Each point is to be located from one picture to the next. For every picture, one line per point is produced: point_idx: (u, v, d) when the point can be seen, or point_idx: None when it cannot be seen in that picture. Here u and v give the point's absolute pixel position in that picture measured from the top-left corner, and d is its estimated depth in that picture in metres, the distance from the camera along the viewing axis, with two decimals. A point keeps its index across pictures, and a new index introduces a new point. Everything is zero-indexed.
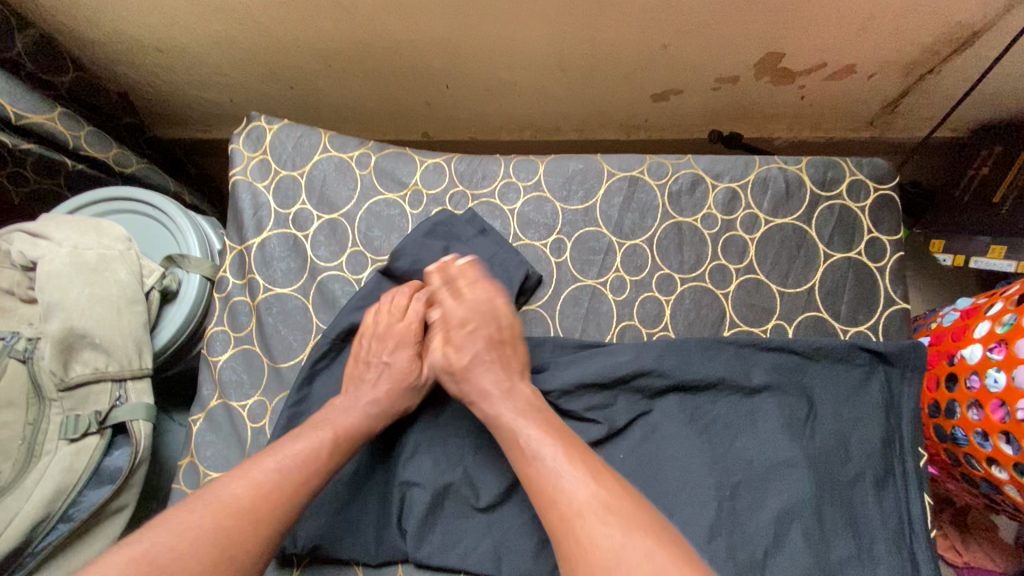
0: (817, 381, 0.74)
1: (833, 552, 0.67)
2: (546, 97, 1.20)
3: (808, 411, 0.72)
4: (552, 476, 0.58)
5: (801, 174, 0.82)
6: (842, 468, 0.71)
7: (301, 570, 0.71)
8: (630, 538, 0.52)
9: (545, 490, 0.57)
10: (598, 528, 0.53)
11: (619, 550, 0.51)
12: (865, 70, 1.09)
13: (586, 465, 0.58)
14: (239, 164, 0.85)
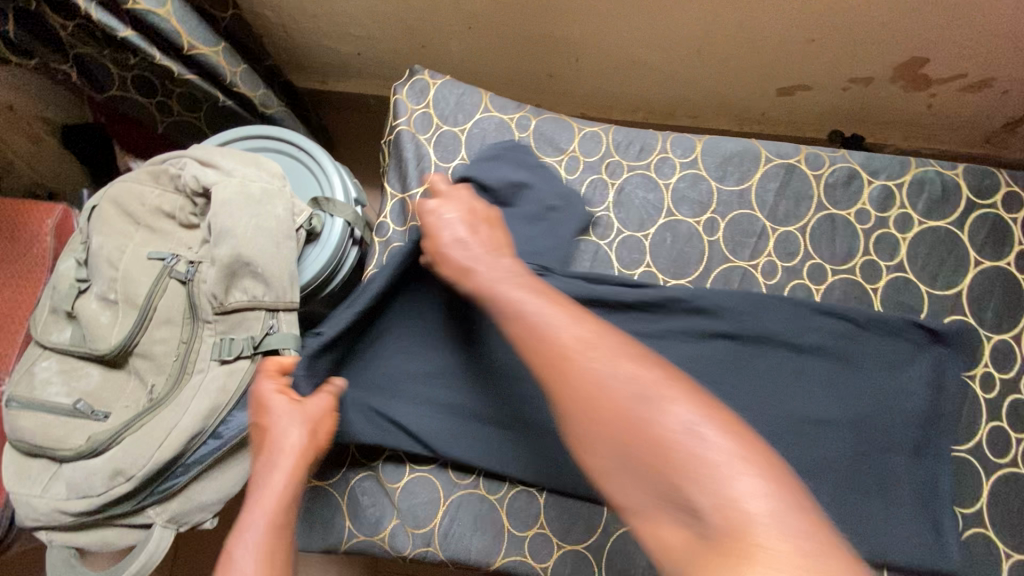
0: (863, 350, 0.73)
1: (867, 509, 0.70)
2: (671, 80, 1.20)
3: (845, 378, 0.73)
4: (592, 377, 0.49)
5: (957, 180, 0.82)
6: (880, 433, 0.71)
7: (448, 505, 0.75)
8: (720, 442, 0.43)
9: (590, 394, 0.48)
10: (709, 440, 0.43)
11: (754, 486, 0.41)
12: (1002, 85, 1.09)
13: (608, 344, 0.50)
14: (404, 114, 0.87)
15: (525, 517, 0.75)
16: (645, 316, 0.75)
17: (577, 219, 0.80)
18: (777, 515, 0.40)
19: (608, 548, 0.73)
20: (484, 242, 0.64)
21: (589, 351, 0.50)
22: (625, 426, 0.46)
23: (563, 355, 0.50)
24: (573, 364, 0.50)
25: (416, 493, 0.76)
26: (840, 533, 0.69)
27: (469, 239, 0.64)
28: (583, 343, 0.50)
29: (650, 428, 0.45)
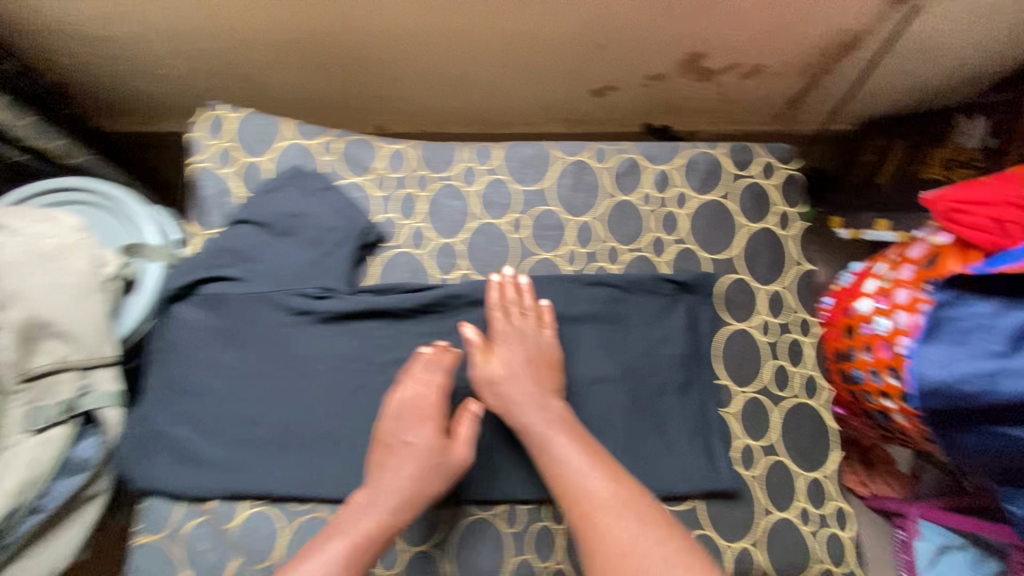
0: (630, 311, 0.85)
1: (646, 447, 0.81)
2: (494, 91, 1.28)
3: (618, 338, 0.84)
4: (590, 513, 0.66)
5: (722, 157, 0.94)
6: (648, 379, 0.83)
7: (290, 529, 0.75)
8: (643, 528, 0.65)
9: (585, 519, 0.67)
10: (615, 522, 0.65)
11: (665, 546, 0.63)
12: (771, 70, 1.26)
13: (619, 475, 0.69)
14: (200, 151, 0.88)
15: None
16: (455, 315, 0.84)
17: (365, 227, 0.84)
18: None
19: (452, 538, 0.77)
20: (535, 392, 0.75)
21: (592, 481, 0.68)
22: (597, 526, 0.66)
23: (573, 485, 0.69)
24: (579, 496, 0.68)
25: (258, 526, 0.75)
26: (628, 469, 0.79)
27: (530, 387, 0.75)
28: (594, 482, 0.68)
29: (624, 529, 0.65)
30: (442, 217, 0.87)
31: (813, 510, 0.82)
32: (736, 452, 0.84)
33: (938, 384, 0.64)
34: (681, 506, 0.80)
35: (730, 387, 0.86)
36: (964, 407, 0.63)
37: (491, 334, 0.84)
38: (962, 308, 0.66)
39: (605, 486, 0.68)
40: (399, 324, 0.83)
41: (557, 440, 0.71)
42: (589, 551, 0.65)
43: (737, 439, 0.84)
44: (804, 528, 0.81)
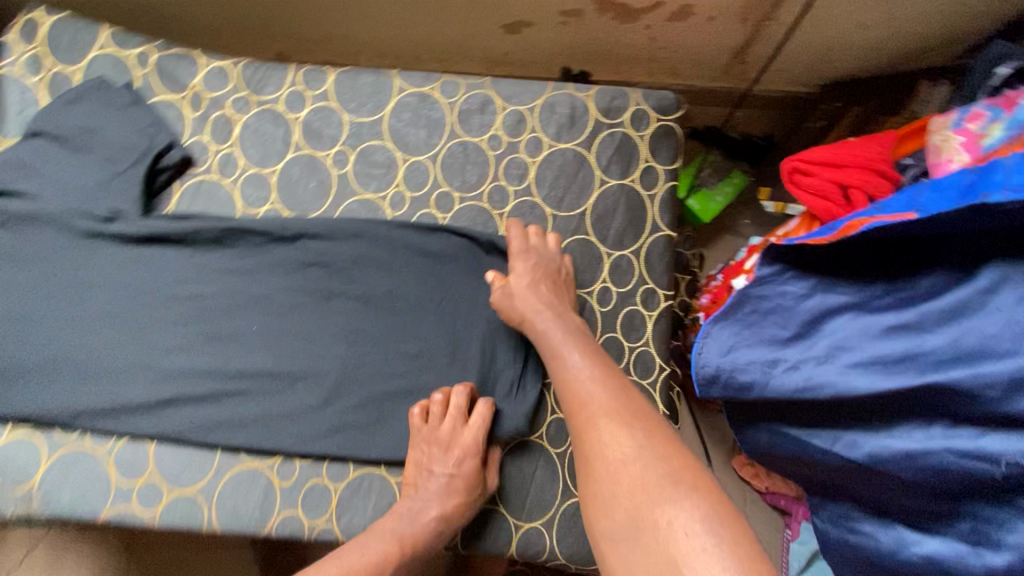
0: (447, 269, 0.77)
1: None
2: (396, 19, 1.17)
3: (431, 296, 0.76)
4: (590, 409, 0.59)
5: (588, 101, 0.83)
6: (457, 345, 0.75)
7: (51, 461, 0.72)
8: (634, 436, 0.55)
9: (580, 422, 0.59)
10: (608, 433, 0.56)
11: (632, 455, 0.54)
12: (704, 13, 1.10)
13: (608, 372, 0.63)
14: (10, 56, 0.80)
15: (134, 464, 0.72)
16: (256, 251, 0.77)
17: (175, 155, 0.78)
18: (693, 513, 0.48)
19: (219, 489, 0.72)
20: (546, 309, 0.70)
21: (587, 377, 0.62)
22: (586, 445, 0.58)
23: (572, 385, 0.62)
24: (576, 393, 0.61)
25: (18, 453, 0.72)
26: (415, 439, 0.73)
27: (535, 301, 0.70)
28: (587, 380, 0.62)
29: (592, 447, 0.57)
30: (263, 150, 0.80)
31: None
32: (546, 428, 0.76)
33: (715, 373, 0.55)
34: None
35: None
36: (742, 399, 0.55)
37: (292, 275, 0.76)
38: (773, 288, 0.55)
39: (601, 379, 0.61)
40: (193, 257, 0.76)
41: (567, 342, 0.66)
42: (583, 454, 0.58)
43: (550, 414, 0.76)
44: None
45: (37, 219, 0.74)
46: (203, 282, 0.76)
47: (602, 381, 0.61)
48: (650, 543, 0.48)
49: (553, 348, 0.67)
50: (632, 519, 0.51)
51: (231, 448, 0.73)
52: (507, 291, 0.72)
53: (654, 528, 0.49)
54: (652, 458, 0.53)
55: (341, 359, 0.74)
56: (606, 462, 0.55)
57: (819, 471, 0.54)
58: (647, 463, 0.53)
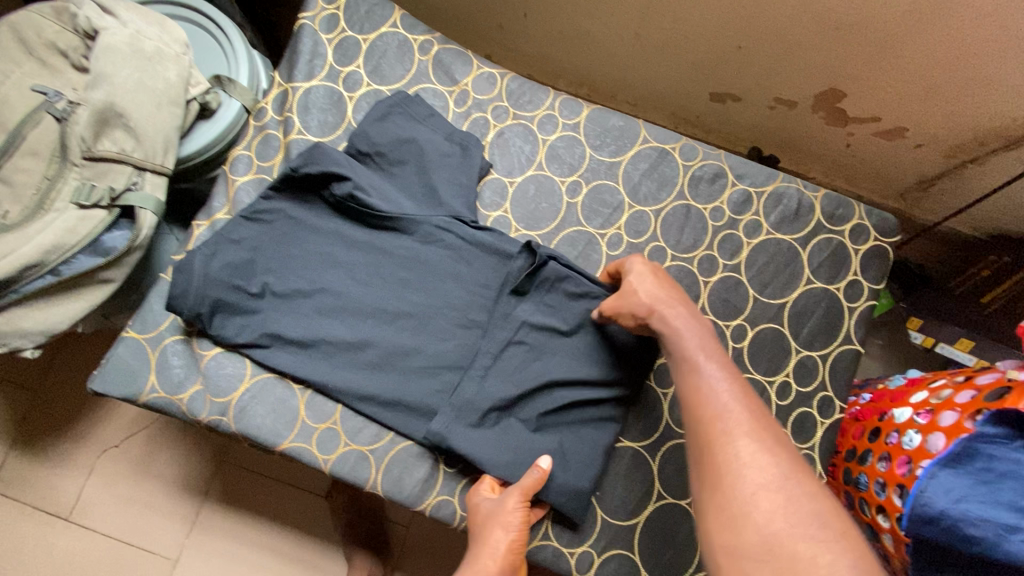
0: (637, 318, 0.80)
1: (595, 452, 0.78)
2: (613, 59, 1.23)
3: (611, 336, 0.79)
4: (726, 422, 0.57)
5: (814, 202, 0.86)
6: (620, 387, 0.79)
7: (249, 384, 0.77)
8: (773, 465, 0.53)
9: (721, 431, 0.57)
10: (750, 453, 0.54)
11: (776, 484, 0.52)
12: (914, 138, 1.12)
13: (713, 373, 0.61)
14: (311, 10, 0.87)
15: (320, 410, 0.78)
16: (482, 254, 0.81)
17: (443, 151, 0.82)
18: (839, 556, 0.47)
19: (391, 455, 0.77)
20: (667, 299, 0.69)
21: (725, 389, 0.60)
22: (705, 452, 0.56)
23: (701, 390, 0.61)
24: (703, 396, 0.60)
25: (224, 367, 0.78)
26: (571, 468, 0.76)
27: (664, 291, 0.70)
28: (729, 396, 0.59)
29: (718, 456, 0.55)
30: (520, 168, 0.85)
31: None
32: None
33: (938, 515, 0.57)
34: (621, 521, 0.78)
35: None
36: (953, 548, 0.56)
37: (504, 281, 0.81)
38: (1005, 452, 0.58)
39: (738, 399, 0.59)
40: (418, 238, 0.81)
41: (691, 336, 0.65)
42: (703, 460, 0.56)
43: None
44: None
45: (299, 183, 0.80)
46: (423, 263, 0.81)
47: (741, 396, 0.59)
48: (780, 570, 0.47)
49: (684, 347, 0.65)
50: (765, 539, 0.49)
51: (413, 422, 0.77)
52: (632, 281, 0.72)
53: (793, 557, 0.48)
54: (796, 492, 0.52)
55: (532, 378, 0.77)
56: (742, 480, 0.53)
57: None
58: (793, 495, 0.51)
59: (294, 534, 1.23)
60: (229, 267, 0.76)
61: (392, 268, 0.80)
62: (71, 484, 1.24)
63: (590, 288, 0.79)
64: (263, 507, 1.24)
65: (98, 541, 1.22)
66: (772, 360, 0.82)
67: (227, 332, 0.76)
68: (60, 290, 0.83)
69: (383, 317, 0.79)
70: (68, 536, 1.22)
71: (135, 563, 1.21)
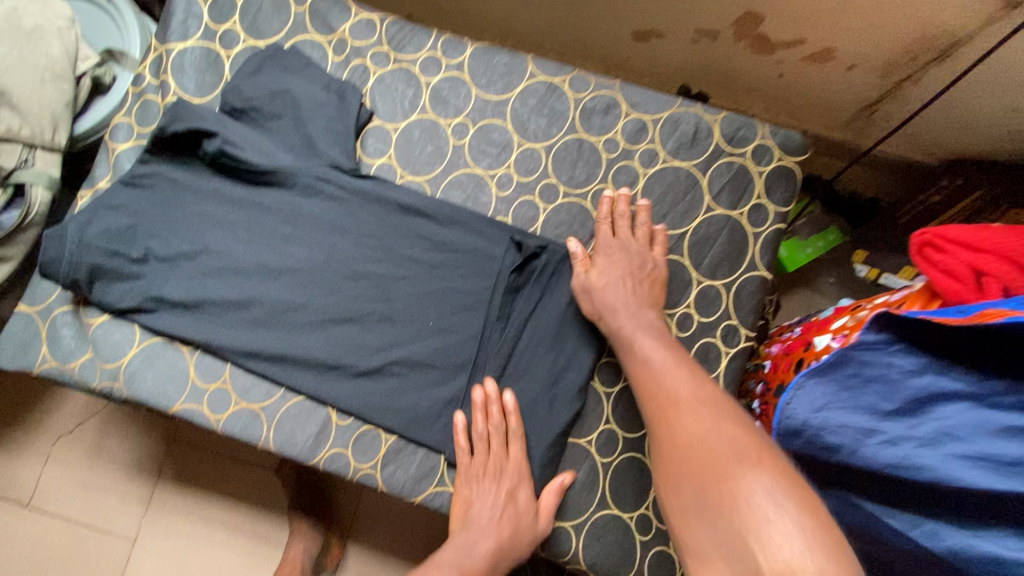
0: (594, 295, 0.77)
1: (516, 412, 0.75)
2: (529, 4, 1.18)
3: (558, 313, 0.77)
4: (669, 388, 0.63)
5: (713, 125, 0.82)
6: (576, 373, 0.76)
7: (138, 350, 0.77)
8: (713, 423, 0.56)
9: (662, 400, 0.62)
10: (691, 413, 0.59)
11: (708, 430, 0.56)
12: (845, 59, 1.06)
13: (659, 354, 0.67)
14: None
15: (211, 370, 0.77)
16: (364, 202, 0.79)
17: (318, 101, 0.80)
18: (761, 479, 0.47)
19: (282, 411, 0.76)
20: (627, 276, 0.74)
21: (666, 366, 0.65)
22: (660, 423, 0.61)
23: (647, 375, 0.66)
24: (654, 382, 0.64)
25: (114, 333, 0.78)
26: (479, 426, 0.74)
27: (621, 272, 0.74)
28: (668, 367, 0.65)
29: (665, 412, 0.61)
30: (404, 115, 0.83)
31: (655, 522, 0.73)
32: (596, 436, 0.76)
33: (801, 426, 0.54)
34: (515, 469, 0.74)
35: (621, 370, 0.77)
36: (819, 458, 0.54)
37: (389, 229, 0.79)
38: (877, 356, 0.53)
39: (678, 365, 0.65)
40: (298, 192, 0.79)
41: (630, 321, 0.71)
42: (658, 432, 0.60)
43: (604, 422, 0.76)
44: (639, 538, 0.73)
45: (167, 145, 0.79)
46: (305, 216, 0.79)
47: (684, 369, 0.65)
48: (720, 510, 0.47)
49: (629, 346, 0.70)
50: (711, 496, 0.49)
51: (302, 377, 0.76)
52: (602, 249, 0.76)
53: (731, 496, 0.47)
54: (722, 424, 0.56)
55: (419, 326, 0.77)
56: (681, 436, 0.57)
57: (879, 552, 0.54)
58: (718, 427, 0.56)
59: (243, 508, 1.24)
60: (107, 234, 0.76)
61: (274, 225, 0.79)
62: (29, 472, 1.26)
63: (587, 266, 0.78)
64: (214, 485, 1.25)
65: (56, 525, 1.24)
66: (669, 292, 0.79)
67: (110, 298, 0.76)
68: None
69: (268, 273, 0.78)
70: (27, 523, 1.24)
71: (93, 545, 1.23)
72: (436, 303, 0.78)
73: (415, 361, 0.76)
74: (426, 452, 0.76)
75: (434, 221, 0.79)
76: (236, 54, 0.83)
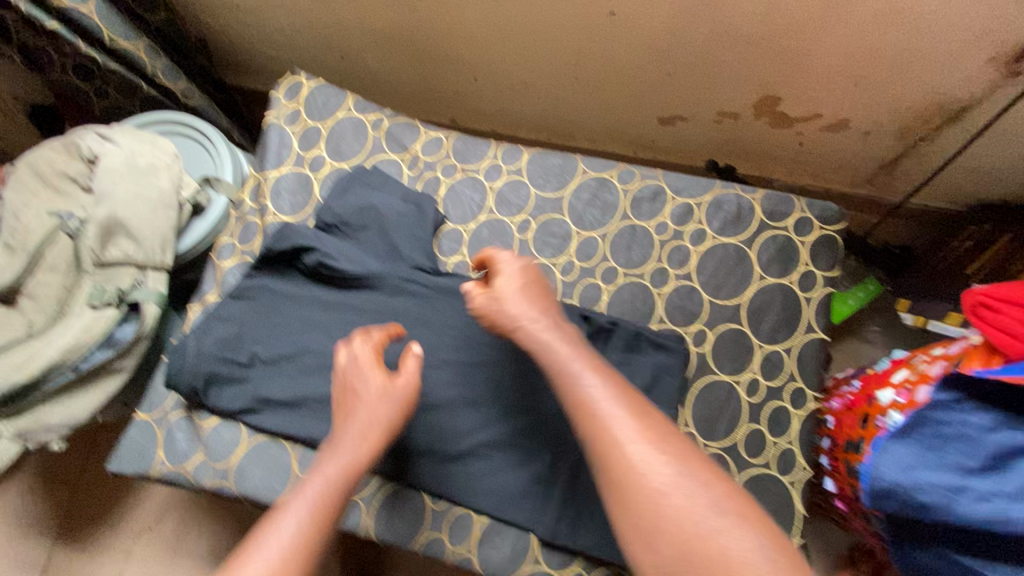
0: (666, 368, 0.81)
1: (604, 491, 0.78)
2: (561, 102, 1.31)
3: (636, 390, 0.81)
4: (608, 419, 0.59)
5: (754, 203, 0.90)
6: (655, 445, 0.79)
7: (247, 447, 0.84)
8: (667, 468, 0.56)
9: (597, 425, 0.59)
10: (639, 448, 0.57)
11: (669, 479, 0.55)
12: (860, 127, 1.15)
13: (594, 373, 0.64)
14: (277, 109, 1.00)
15: (312, 463, 0.83)
16: (444, 297, 0.87)
17: (399, 211, 0.91)
18: (745, 542, 0.51)
19: (379, 499, 0.82)
20: (544, 317, 0.70)
21: (600, 389, 0.62)
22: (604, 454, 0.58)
23: (586, 405, 0.61)
24: (594, 409, 0.60)
25: (224, 434, 0.85)
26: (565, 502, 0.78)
27: (528, 310, 0.70)
28: (608, 402, 0.61)
29: (614, 446, 0.58)
30: (474, 218, 0.93)
31: None
32: None
33: (891, 488, 0.57)
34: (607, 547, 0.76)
35: (696, 439, 0.81)
36: (917, 519, 0.57)
37: (468, 321, 0.87)
38: (952, 414, 0.58)
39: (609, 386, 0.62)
40: (385, 292, 0.88)
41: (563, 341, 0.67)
42: (603, 464, 0.58)
43: None
44: None
45: (269, 259, 0.89)
46: (393, 313, 0.88)
47: (603, 384, 0.63)
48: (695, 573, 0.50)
49: (555, 358, 0.66)
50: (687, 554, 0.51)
51: (397, 465, 0.82)
52: (495, 299, 0.71)
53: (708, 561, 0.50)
54: (695, 483, 0.55)
55: (501, 408, 0.83)
56: (643, 481, 0.55)
57: None
58: (692, 484, 0.55)
59: None
60: (219, 343, 0.86)
61: (365, 323, 0.87)
62: (111, 572, 1.30)
63: (667, 339, 0.83)
64: None
65: None
66: (733, 360, 0.84)
67: (223, 402, 0.84)
68: (78, 385, 0.92)
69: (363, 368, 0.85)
70: None
71: None
72: (516, 386, 0.83)
73: (500, 442, 0.81)
74: (518, 531, 0.79)
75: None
76: (324, 175, 0.96)
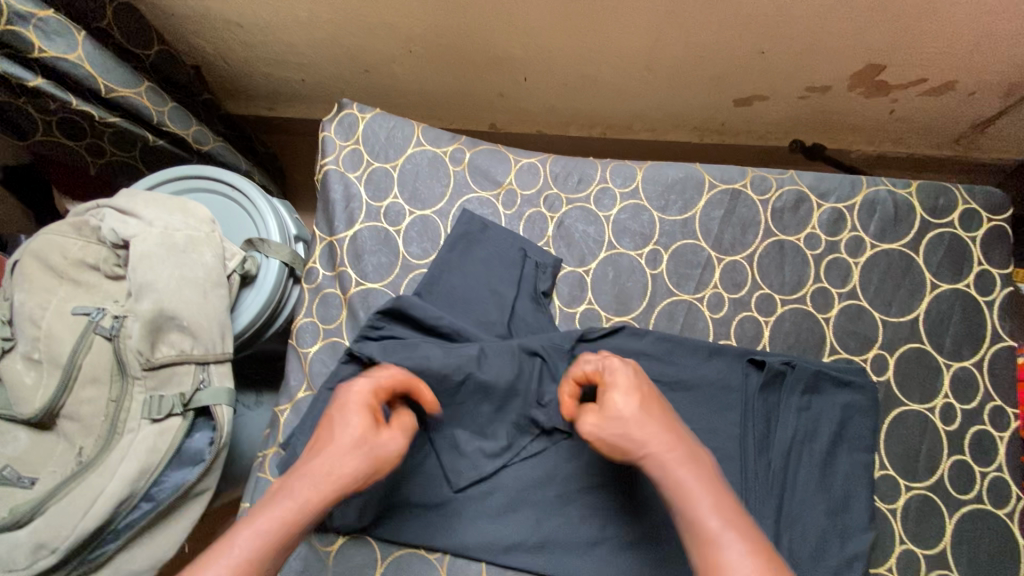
0: (855, 407, 0.72)
1: (821, 560, 0.67)
2: (624, 94, 1.16)
3: (827, 435, 0.71)
4: None
5: (910, 199, 0.79)
6: (859, 496, 0.69)
7: (385, 565, 0.71)
8: None
9: None
10: None
11: None
12: (966, 88, 1.05)
13: (719, 518, 0.49)
14: (332, 152, 0.83)
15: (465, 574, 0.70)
16: (581, 356, 0.75)
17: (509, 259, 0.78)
18: None
19: None
20: (665, 425, 0.57)
21: (742, 565, 0.45)
22: None
23: (708, 564, 0.47)
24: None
25: (354, 553, 0.72)
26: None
27: (641, 417, 0.57)
28: (739, 558, 0.46)
29: None
30: (596, 257, 0.80)
31: None
32: (894, 560, 0.69)
33: None
34: None
35: (898, 481, 0.71)
36: None
37: None
38: None
39: (743, 544, 0.47)
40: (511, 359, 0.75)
41: (689, 473, 0.52)
42: None
43: (899, 543, 0.70)
44: None
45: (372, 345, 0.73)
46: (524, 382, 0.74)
47: (747, 557, 0.46)
48: None
49: (688, 531, 0.50)
50: None
51: (567, 564, 0.69)
52: (613, 411, 0.58)
53: None
54: None
55: None
56: None
57: None
58: None
59: None
60: None
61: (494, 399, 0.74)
62: None
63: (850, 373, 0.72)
64: None
65: None
66: (921, 384, 0.74)
67: (348, 518, 0.71)
68: (158, 519, 0.77)
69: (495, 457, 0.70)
70: None
71: None
72: None
73: None
74: None
75: (658, 360, 0.74)
76: (407, 227, 0.81)
